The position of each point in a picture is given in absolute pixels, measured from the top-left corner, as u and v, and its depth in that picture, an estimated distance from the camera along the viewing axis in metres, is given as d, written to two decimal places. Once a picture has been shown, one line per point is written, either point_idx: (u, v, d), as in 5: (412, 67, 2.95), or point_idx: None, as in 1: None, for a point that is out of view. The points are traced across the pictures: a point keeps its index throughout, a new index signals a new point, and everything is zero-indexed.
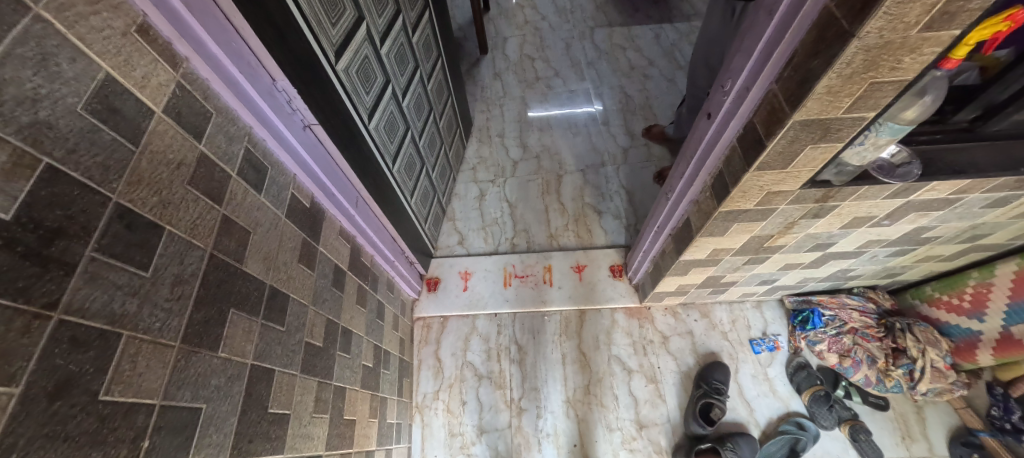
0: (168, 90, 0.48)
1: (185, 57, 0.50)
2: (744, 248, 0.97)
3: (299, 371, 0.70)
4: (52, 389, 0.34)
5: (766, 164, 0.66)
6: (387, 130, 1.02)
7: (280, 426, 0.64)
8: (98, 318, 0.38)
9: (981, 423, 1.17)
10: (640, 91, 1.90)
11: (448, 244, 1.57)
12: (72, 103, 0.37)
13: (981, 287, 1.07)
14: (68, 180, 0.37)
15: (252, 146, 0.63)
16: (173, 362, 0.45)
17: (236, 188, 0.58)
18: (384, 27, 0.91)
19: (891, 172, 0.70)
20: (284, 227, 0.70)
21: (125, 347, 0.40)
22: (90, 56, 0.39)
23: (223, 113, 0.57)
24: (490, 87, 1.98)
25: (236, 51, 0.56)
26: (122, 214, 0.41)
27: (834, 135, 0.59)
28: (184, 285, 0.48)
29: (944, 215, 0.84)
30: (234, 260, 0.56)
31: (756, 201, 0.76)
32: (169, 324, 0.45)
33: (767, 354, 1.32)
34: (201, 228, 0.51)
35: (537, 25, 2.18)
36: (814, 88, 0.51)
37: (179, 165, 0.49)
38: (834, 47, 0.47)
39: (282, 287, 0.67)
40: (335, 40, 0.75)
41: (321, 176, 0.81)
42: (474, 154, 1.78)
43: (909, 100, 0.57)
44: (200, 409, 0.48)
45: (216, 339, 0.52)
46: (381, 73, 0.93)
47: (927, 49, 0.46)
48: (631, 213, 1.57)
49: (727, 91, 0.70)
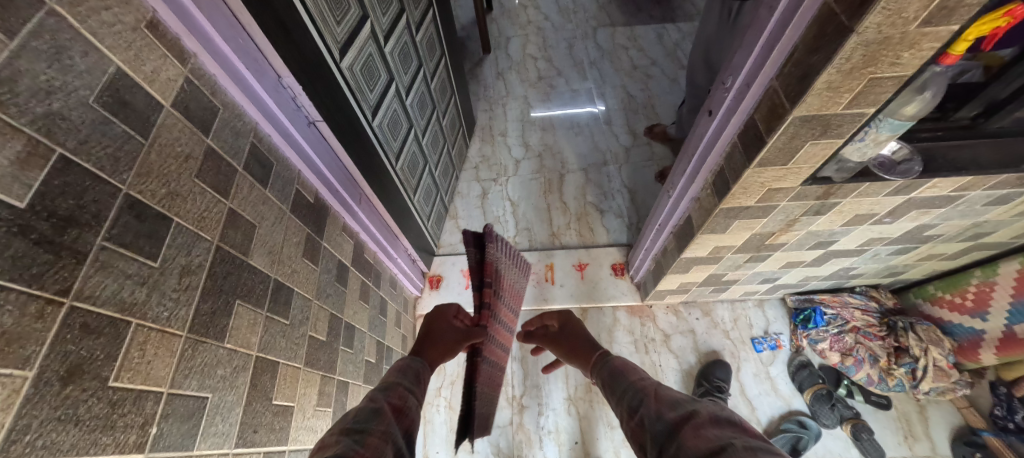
0: (176, 84, 0.49)
1: (193, 53, 0.51)
2: (745, 246, 0.97)
3: (303, 364, 0.71)
4: (64, 373, 0.35)
5: (768, 160, 0.66)
6: (390, 128, 1.02)
7: (285, 418, 0.65)
8: (108, 305, 0.39)
9: (985, 422, 1.16)
10: (643, 90, 1.90)
11: (450, 243, 1.58)
12: (84, 95, 0.38)
13: (983, 286, 1.06)
14: (81, 171, 0.37)
15: (258, 141, 0.64)
16: (180, 351, 0.46)
17: (242, 182, 0.59)
18: (388, 25, 0.91)
19: (892, 168, 0.70)
20: (290, 221, 0.71)
21: (134, 335, 0.41)
22: (102, 50, 0.40)
23: (230, 108, 0.58)
24: (493, 86, 1.99)
25: (242, 47, 0.57)
26: (131, 205, 0.42)
27: (834, 131, 0.60)
28: (191, 276, 0.48)
29: (947, 212, 0.84)
30: (240, 252, 0.57)
31: (757, 198, 0.76)
32: (178, 313, 0.46)
33: (769, 352, 1.32)
34: (208, 220, 0.52)
35: (539, 25, 2.18)
36: (814, 83, 0.52)
37: (187, 159, 0.50)
38: (835, 42, 0.47)
39: (286, 281, 0.67)
40: (340, 37, 0.76)
41: (325, 172, 0.82)
42: (477, 152, 1.79)
43: (908, 96, 0.57)
44: (206, 398, 0.49)
45: (222, 330, 0.52)
46: (384, 71, 0.94)
47: (926, 44, 0.46)
48: (632, 212, 1.57)
49: (728, 88, 0.70)
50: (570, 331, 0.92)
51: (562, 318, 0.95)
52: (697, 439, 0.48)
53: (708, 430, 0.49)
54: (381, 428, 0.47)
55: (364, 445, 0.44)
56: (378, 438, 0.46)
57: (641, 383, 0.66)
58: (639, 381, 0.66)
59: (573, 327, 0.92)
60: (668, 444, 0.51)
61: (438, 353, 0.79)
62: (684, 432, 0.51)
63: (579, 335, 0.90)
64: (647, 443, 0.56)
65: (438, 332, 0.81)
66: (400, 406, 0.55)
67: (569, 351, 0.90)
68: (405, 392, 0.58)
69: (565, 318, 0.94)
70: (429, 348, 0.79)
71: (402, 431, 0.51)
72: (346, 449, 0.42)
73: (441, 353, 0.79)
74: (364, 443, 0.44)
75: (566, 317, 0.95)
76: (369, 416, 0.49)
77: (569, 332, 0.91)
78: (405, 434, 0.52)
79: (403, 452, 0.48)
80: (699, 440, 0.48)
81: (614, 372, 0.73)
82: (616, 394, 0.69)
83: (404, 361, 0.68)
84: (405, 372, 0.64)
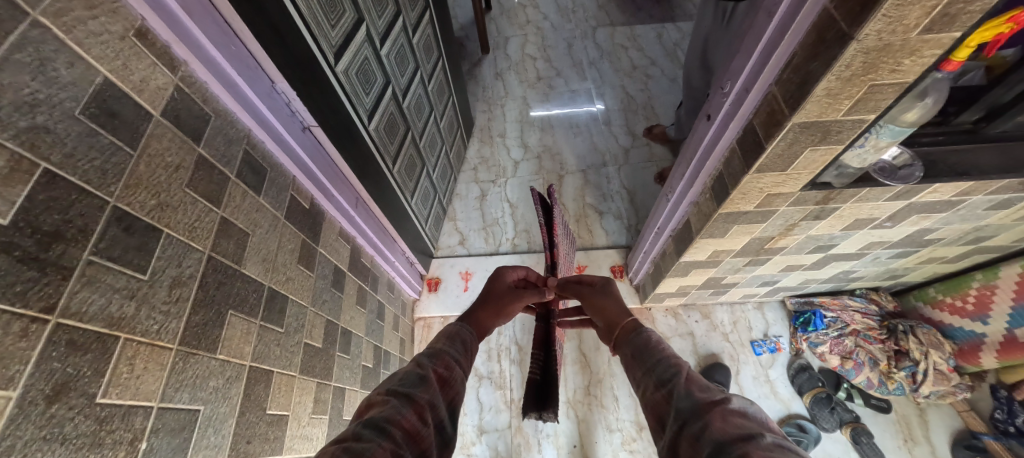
0: (166, 93, 0.48)
1: (183, 60, 0.51)
2: (744, 250, 0.96)
3: (298, 371, 0.70)
4: (50, 392, 0.34)
5: (766, 167, 0.65)
6: (387, 131, 1.02)
7: (279, 427, 0.64)
8: (96, 321, 0.38)
9: (985, 426, 1.16)
10: (642, 90, 1.89)
11: (449, 245, 1.57)
12: (69, 107, 0.38)
13: (984, 290, 1.06)
14: (65, 184, 0.37)
15: (251, 148, 0.63)
16: (171, 364, 0.46)
17: (235, 190, 0.58)
18: (383, 27, 0.90)
19: (893, 174, 0.69)
20: (284, 228, 0.70)
21: (123, 350, 0.40)
22: (88, 61, 0.39)
23: (222, 115, 0.57)
24: (491, 86, 1.98)
25: (235, 53, 0.56)
26: (119, 218, 0.41)
27: (834, 137, 0.59)
28: (182, 287, 0.48)
29: (948, 217, 0.83)
30: (233, 262, 0.56)
31: (756, 203, 0.76)
32: (168, 326, 0.46)
33: (769, 355, 1.31)
34: (200, 230, 0.51)
35: (538, 25, 2.17)
36: (813, 90, 0.51)
37: (177, 168, 0.49)
38: (834, 49, 0.47)
39: (281, 289, 0.67)
40: (335, 41, 0.75)
41: (320, 177, 0.81)
42: (476, 154, 1.78)
43: (908, 103, 0.56)
44: (198, 411, 0.49)
45: (214, 341, 0.52)
46: (381, 74, 0.93)
47: (927, 51, 0.45)
48: (632, 214, 1.57)
49: (726, 93, 0.70)
50: (608, 293, 0.72)
51: (601, 282, 0.74)
52: (725, 424, 0.40)
53: (742, 423, 0.39)
54: (426, 397, 0.43)
55: (412, 407, 0.41)
56: (423, 408, 0.42)
57: (672, 356, 0.53)
58: (670, 355, 0.53)
59: (610, 294, 0.72)
60: (689, 424, 0.42)
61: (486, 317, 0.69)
62: (712, 415, 0.41)
63: (613, 301, 0.70)
64: (667, 420, 0.45)
65: (491, 294, 0.72)
66: (447, 376, 0.48)
67: (600, 316, 0.70)
68: (455, 363, 0.50)
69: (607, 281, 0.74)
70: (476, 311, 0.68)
71: (447, 406, 0.45)
72: (393, 411, 0.40)
73: (491, 315, 0.70)
74: (412, 405, 0.42)
75: (607, 281, 0.74)
76: (414, 382, 0.44)
77: (604, 294, 0.71)
78: (451, 409, 0.46)
79: (444, 428, 0.44)
80: (728, 427, 0.39)
81: (641, 342, 0.57)
82: (638, 367, 0.55)
83: (451, 327, 0.58)
84: (453, 340, 0.55)
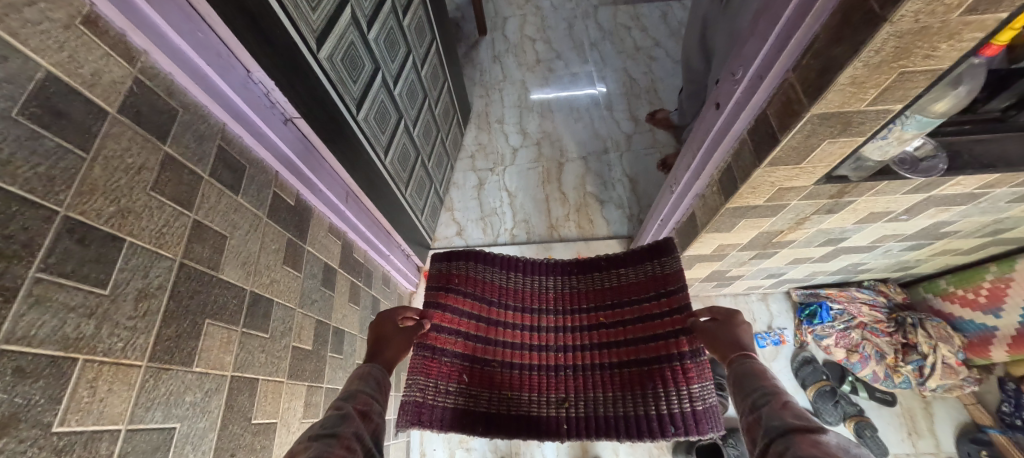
0: (123, 87, 0.44)
1: (142, 49, 0.46)
2: (751, 244, 0.92)
3: (286, 377, 0.68)
4: None
5: (778, 160, 0.61)
6: (377, 120, 0.96)
7: (266, 435, 0.62)
8: (48, 344, 0.35)
9: (991, 419, 1.14)
10: (645, 73, 1.82)
11: (447, 236, 1.54)
12: (4, 108, 0.33)
13: (999, 282, 1.02)
14: (5, 196, 0.33)
15: (226, 143, 0.59)
16: (140, 383, 0.42)
17: (209, 190, 0.55)
18: (371, 9, 0.83)
19: (914, 167, 0.65)
20: (266, 228, 0.66)
21: (82, 373, 0.37)
22: (26, 54, 0.35)
23: (191, 109, 0.53)
24: (489, 70, 1.91)
25: (204, 42, 0.51)
26: (71, 229, 0.37)
27: (855, 129, 0.54)
28: (150, 300, 0.44)
29: (968, 209, 0.78)
30: (209, 268, 0.53)
31: (766, 197, 0.71)
32: (135, 342, 0.42)
33: (772, 348, 1.29)
34: (169, 237, 0.47)
35: (537, 3, 2.07)
36: (836, 79, 0.46)
37: (140, 170, 0.45)
38: (862, 33, 0.42)
39: (264, 293, 0.63)
40: (317, 26, 0.68)
41: (305, 172, 0.77)
42: (473, 141, 1.73)
43: (942, 91, 0.51)
44: (173, 429, 0.46)
45: (190, 353, 0.49)
46: (369, 60, 0.86)
47: (967, 35, 0.40)
48: (633, 203, 1.52)
49: (738, 80, 0.65)
50: (730, 327, 0.65)
51: (726, 314, 0.66)
52: (815, 447, 0.40)
53: (829, 448, 0.40)
54: (349, 431, 0.45)
55: (338, 443, 0.43)
56: (350, 440, 0.44)
57: (778, 388, 0.52)
58: (775, 386, 0.52)
59: (739, 328, 0.64)
60: (776, 441, 0.44)
61: (398, 352, 0.66)
62: (800, 438, 0.42)
63: (735, 334, 0.63)
64: (758, 440, 0.47)
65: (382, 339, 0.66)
66: (366, 410, 0.51)
67: (715, 347, 0.65)
68: (372, 399, 0.54)
69: (732, 316, 0.66)
70: (388, 347, 0.66)
71: (371, 435, 0.48)
72: (320, 451, 0.41)
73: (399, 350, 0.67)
74: (338, 440, 0.43)
75: (731, 312, 0.67)
76: (336, 422, 0.46)
77: (727, 328, 0.65)
78: (374, 438, 0.49)
79: (373, 452, 0.46)
80: (812, 447, 0.40)
81: (746, 372, 0.57)
82: (739, 392, 0.56)
83: (364, 368, 0.60)
84: (367, 379, 0.57)
